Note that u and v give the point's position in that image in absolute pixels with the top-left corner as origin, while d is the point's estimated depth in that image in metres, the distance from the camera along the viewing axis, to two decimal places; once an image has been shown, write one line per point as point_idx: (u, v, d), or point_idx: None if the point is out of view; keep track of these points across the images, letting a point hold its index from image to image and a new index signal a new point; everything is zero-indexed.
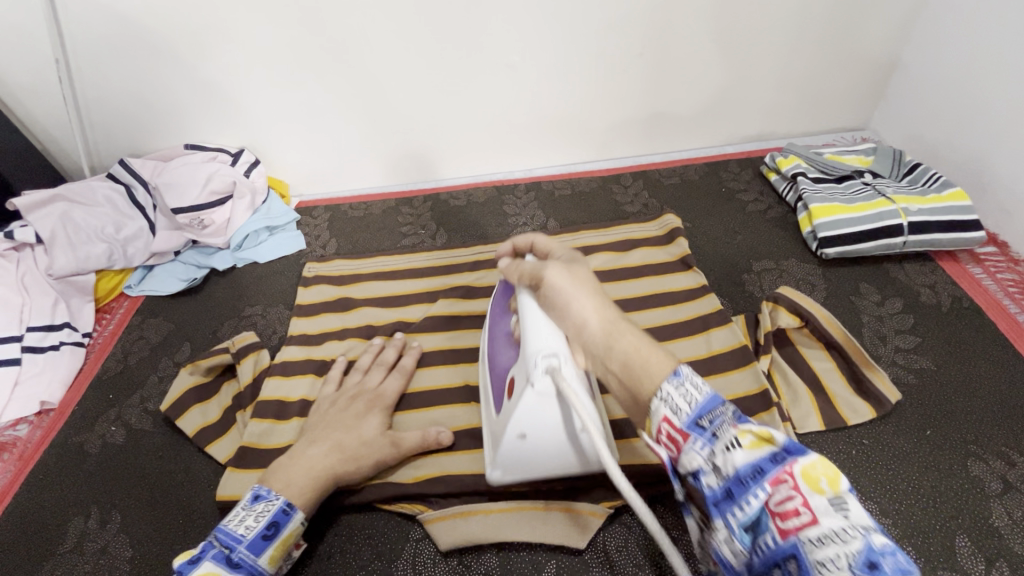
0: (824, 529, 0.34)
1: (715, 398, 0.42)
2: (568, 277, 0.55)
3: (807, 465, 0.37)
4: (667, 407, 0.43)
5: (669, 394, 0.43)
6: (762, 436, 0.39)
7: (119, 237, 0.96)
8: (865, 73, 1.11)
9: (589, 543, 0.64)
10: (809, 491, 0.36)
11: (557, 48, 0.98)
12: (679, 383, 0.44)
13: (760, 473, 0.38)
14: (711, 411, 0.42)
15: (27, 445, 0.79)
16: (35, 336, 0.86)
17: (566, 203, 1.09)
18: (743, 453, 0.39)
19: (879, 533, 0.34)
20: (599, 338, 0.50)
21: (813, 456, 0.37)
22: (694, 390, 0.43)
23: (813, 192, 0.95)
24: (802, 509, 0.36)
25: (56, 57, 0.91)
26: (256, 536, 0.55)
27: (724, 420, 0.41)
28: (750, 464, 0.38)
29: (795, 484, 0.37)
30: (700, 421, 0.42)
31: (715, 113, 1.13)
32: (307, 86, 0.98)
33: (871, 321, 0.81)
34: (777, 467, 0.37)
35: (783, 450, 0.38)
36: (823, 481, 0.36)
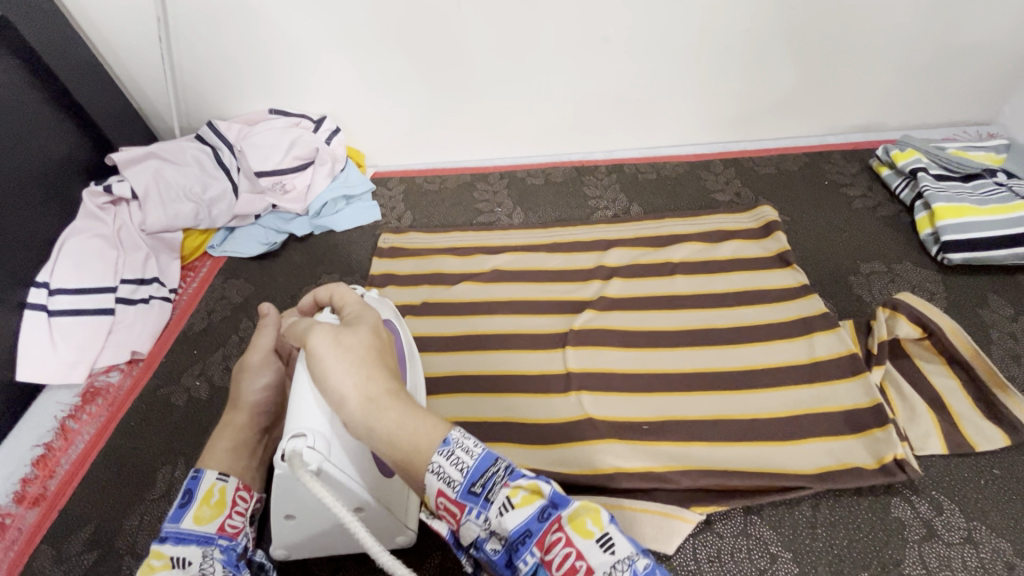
0: (599, 574, 0.35)
1: (489, 455, 0.40)
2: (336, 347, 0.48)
3: (569, 513, 0.38)
4: (441, 478, 0.39)
5: (439, 466, 0.39)
6: (532, 490, 0.38)
7: (205, 198, 0.97)
8: (1002, 61, 0.99)
9: (676, 549, 0.58)
10: (578, 536, 0.36)
11: (656, 24, 0.91)
12: (448, 449, 0.40)
13: (531, 534, 0.37)
14: (485, 473, 0.39)
15: (119, 392, 0.82)
16: (127, 288, 0.89)
17: (650, 187, 1.04)
18: (513, 514, 0.37)
19: (642, 557, 0.36)
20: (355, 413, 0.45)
21: (575, 502, 0.38)
22: (474, 444, 0.40)
23: (936, 190, 0.85)
24: (577, 561, 0.36)
25: (158, 16, 0.92)
26: (171, 511, 0.53)
27: (497, 481, 0.39)
28: (521, 528, 0.37)
29: (565, 537, 0.37)
30: (474, 487, 0.39)
31: (822, 98, 1.04)
32: (392, 56, 0.96)
33: (1002, 339, 0.73)
34: (547, 524, 0.37)
35: (549, 503, 0.38)
36: (590, 522, 0.37)
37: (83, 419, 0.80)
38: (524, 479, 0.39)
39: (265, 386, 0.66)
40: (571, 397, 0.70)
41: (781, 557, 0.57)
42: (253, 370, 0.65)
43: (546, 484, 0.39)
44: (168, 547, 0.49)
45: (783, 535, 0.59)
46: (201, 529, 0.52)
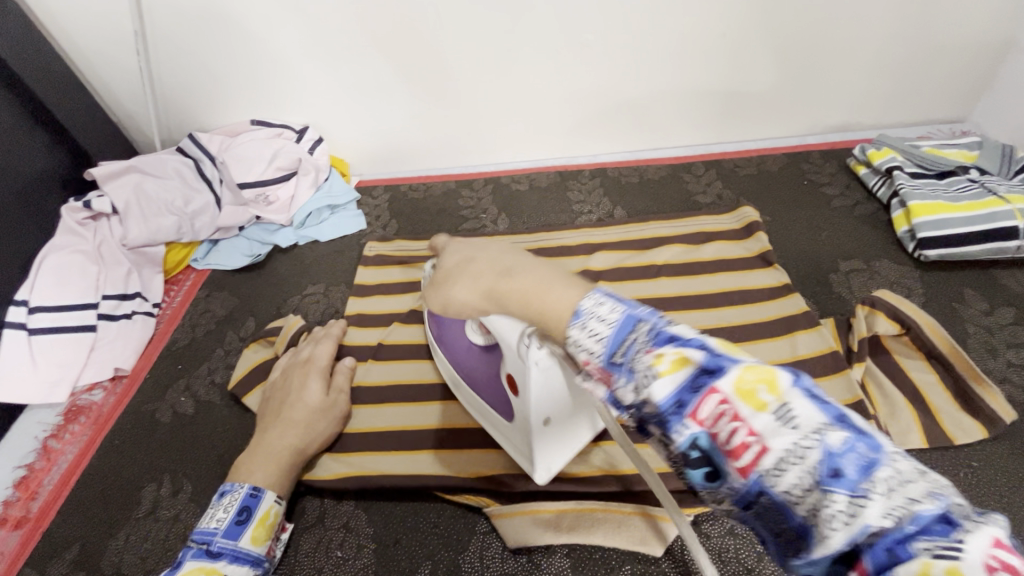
0: (777, 454, 0.27)
1: (628, 321, 0.34)
2: (470, 257, 0.49)
3: (730, 381, 0.29)
4: (582, 350, 0.36)
5: (578, 338, 0.36)
6: (681, 356, 0.31)
7: (187, 211, 0.96)
8: (973, 59, 1.01)
9: (664, 551, 0.59)
10: (746, 408, 0.28)
11: (636, 28, 0.92)
12: (581, 322, 0.36)
13: (683, 407, 0.30)
14: (625, 340, 0.34)
15: (102, 410, 0.81)
16: (109, 304, 0.88)
17: (633, 190, 1.05)
18: (660, 385, 0.31)
19: (836, 430, 0.27)
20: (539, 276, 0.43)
21: (740, 365, 0.30)
22: (607, 312, 0.35)
23: (911, 187, 0.87)
24: (748, 438, 0.28)
25: (135, 29, 0.91)
26: (228, 525, 0.56)
27: (637, 347, 0.33)
28: (670, 400, 0.30)
29: (730, 409, 0.29)
30: (617, 356, 0.34)
31: (799, 100, 1.05)
32: (373, 65, 0.96)
33: (979, 332, 0.74)
34: (699, 394, 0.30)
35: (701, 369, 0.30)
36: (760, 389, 0.29)
37: (65, 438, 0.78)
38: (669, 348, 0.32)
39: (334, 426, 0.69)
40: None
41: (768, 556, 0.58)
42: (336, 414, 0.69)
43: (694, 351, 0.31)
44: (223, 564, 0.53)
45: None
46: (255, 551, 0.57)
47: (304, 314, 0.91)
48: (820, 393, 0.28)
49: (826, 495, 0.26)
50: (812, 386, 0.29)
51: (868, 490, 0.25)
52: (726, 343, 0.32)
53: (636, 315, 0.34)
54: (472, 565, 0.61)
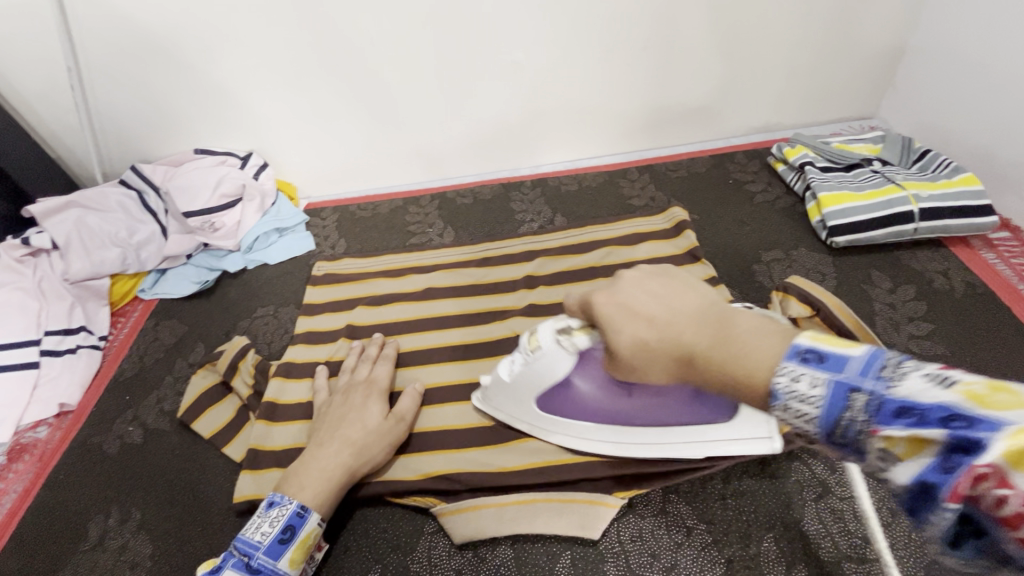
0: None
1: (842, 396, 0.37)
2: (643, 335, 0.48)
3: (985, 453, 0.30)
4: (805, 429, 0.39)
5: (783, 416, 0.40)
6: (913, 437, 0.33)
7: (132, 241, 0.97)
8: (874, 62, 1.10)
9: (602, 534, 0.63)
10: (1015, 475, 0.29)
11: (565, 43, 0.97)
12: (783, 403, 0.39)
13: (940, 487, 0.32)
14: (842, 419, 0.37)
15: (47, 447, 0.80)
16: (52, 340, 0.87)
17: (572, 197, 1.09)
18: (907, 466, 0.34)
19: None
20: (747, 329, 0.43)
21: (989, 432, 0.31)
22: (808, 389, 0.38)
23: (821, 181, 0.94)
24: (1020, 507, 0.29)
25: (69, 66, 0.93)
26: (271, 542, 0.56)
27: (861, 427, 0.36)
28: (923, 479, 0.33)
29: (991, 477, 0.30)
30: (844, 437, 0.37)
31: (722, 106, 1.12)
32: (312, 89, 0.99)
33: (884, 309, 0.81)
34: (953, 473, 0.32)
35: (945, 443, 0.32)
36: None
37: (9, 477, 0.77)
38: (903, 428, 0.34)
39: (389, 451, 0.67)
40: None
41: (696, 529, 0.62)
42: (394, 440, 0.67)
43: (934, 425, 0.32)
44: None
45: (697, 509, 0.64)
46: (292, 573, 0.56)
47: (254, 336, 0.92)
48: None
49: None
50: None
51: None
52: (977, 394, 0.32)
53: (848, 383, 0.37)
54: (421, 564, 0.63)
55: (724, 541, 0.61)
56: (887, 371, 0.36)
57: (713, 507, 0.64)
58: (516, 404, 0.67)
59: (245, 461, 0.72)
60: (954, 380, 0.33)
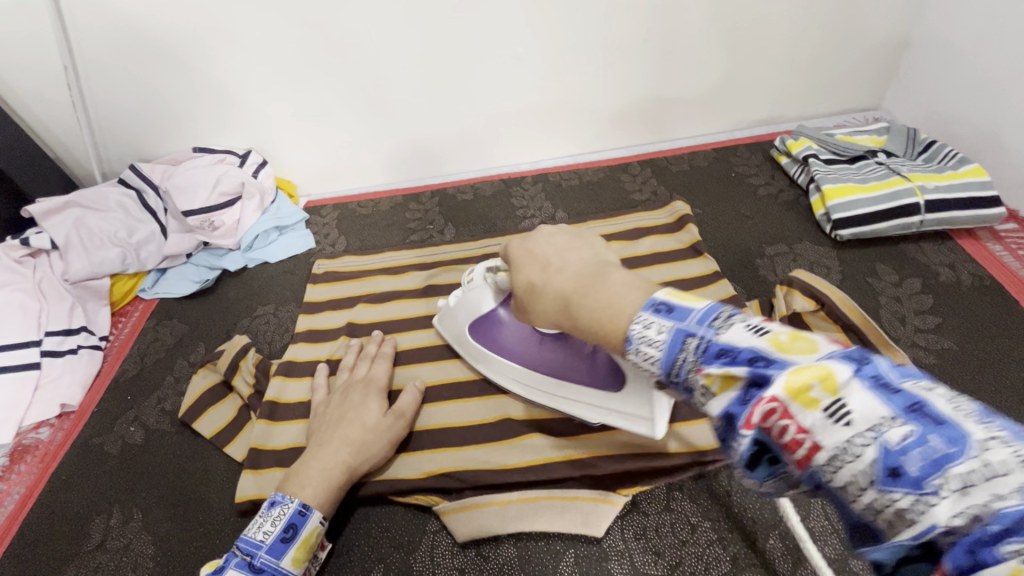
0: (829, 450, 0.26)
1: (679, 337, 0.33)
2: (533, 279, 0.49)
3: (781, 383, 0.28)
4: (644, 371, 0.36)
5: (637, 362, 0.36)
6: (726, 374, 0.31)
7: (132, 241, 0.96)
8: (879, 52, 1.08)
9: (606, 532, 0.62)
10: (796, 409, 0.27)
11: (565, 36, 0.96)
12: (635, 346, 0.36)
13: (734, 419, 0.30)
14: (676, 360, 0.33)
15: (49, 448, 0.80)
16: (53, 340, 0.87)
17: (574, 193, 1.09)
18: (715, 401, 0.31)
19: (898, 424, 0.25)
20: (617, 282, 0.42)
21: (787, 366, 0.29)
22: (655, 334, 0.34)
23: (825, 173, 0.93)
24: (799, 435, 0.28)
25: (65, 64, 0.92)
26: (274, 542, 0.55)
27: (687, 366, 0.33)
28: (726, 413, 0.30)
29: (781, 408, 0.28)
30: (671, 376, 0.34)
31: (724, 98, 1.11)
32: (311, 86, 0.98)
33: (890, 303, 0.81)
34: (748, 407, 0.29)
35: (750, 381, 0.30)
36: (813, 387, 0.27)
37: (11, 478, 0.77)
38: (718, 366, 0.31)
39: (389, 448, 0.66)
40: (501, 399, 0.73)
41: (701, 527, 0.62)
42: (394, 437, 0.67)
43: (741, 364, 0.30)
44: None
45: (701, 506, 0.63)
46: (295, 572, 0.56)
47: (255, 334, 0.91)
48: (888, 380, 0.27)
49: (886, 494, 0.25)
50: (877, 373, 0.27)
51: (938, 487, 0.23)
52: (781, 342, 0.30)
53: (684, 330, 0.33)
54: (423, 563, 0.63)
55: (729, 539, 0.61)
56: (718, 318, 0.33)
57: (718, 504, 0.63)
58: (459, 332, 0.74)
59: (247, 461, 0.72)
60: (765, 328, 0.31)
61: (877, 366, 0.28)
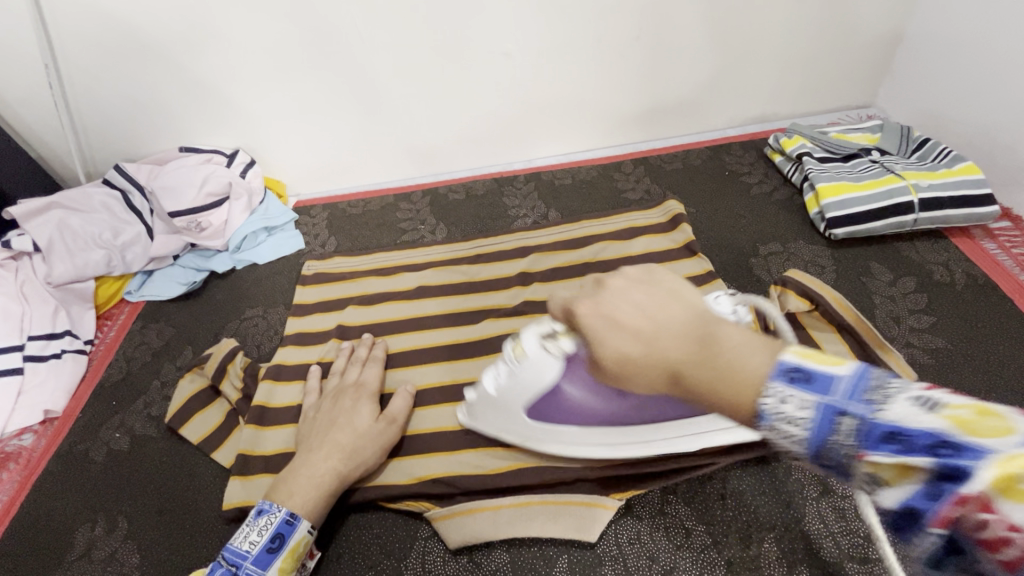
0: None
1: (832, 417, 0.34)
2: (625, 349, 0.45)
3: (977, 478, 0.28)
4: (791, 448, 0.37)
5: (775, 437, 0.37)
6: (901, 464, 0.31)
7: (116, 242, 0.94)
8: (873, 49, 1.07)
9: (599, 536, 0.61)
10: (1003, 503, 0.28)
11: (557, 33, 0.95)
12: (772, 424, 0.36)
13: (924, 511, 0.31)
14: (829, 442, 0.34)
15: (32, 455, 0.78)
16: (36, 344, 0.85)
17: (566, 191, 1.08)
18: (891, 491, 0.32)
19: None
20: (730, 342, 0.40)
21: (982, 458, 0.29)
22: (798, 412, 0.35)
23: (819, 171, 0.93)
24: (1007, 534, 0.27)
25: (46, 62, 0.90)
26: (259, 552, 0.54)
27: (846, 449, 0.34)
28: (907, 504, 0.31)
29: (980, 504, 0.28)
30: (827, 456, 0.35)
31: (717, 96, 1.10)
32: (299, 84, 0.96)
33: (884, 302, 0.80)
34: (937, 499, 0.30)
35: (931, 469, 0.30)
36: (1020, 480, 0.27)
37: None
38: (889, 454, 0.32)
39: (381, 453, 0.65)
40: None
41: (696, 530, 0.61)
42: (386, 442, 0.66)
43: (921, 453, 0.30)
44: None
45: (696, 509, 0.62)
46: None
47: (243, 337, 0.90)
48: None
49: None
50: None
51: None
52: (962, 420, 0.31)
53: (835, 407, 0.34)
54: (415, 570, 0.62)
55: (725, 543, 0.60)
56: (874, 392, 0.34)
57: (713, 507, 0.62)
58: (506, 419, 0.63)
59: (234, 467, 0.70)
60: (936, 404, 0.32)
61: None
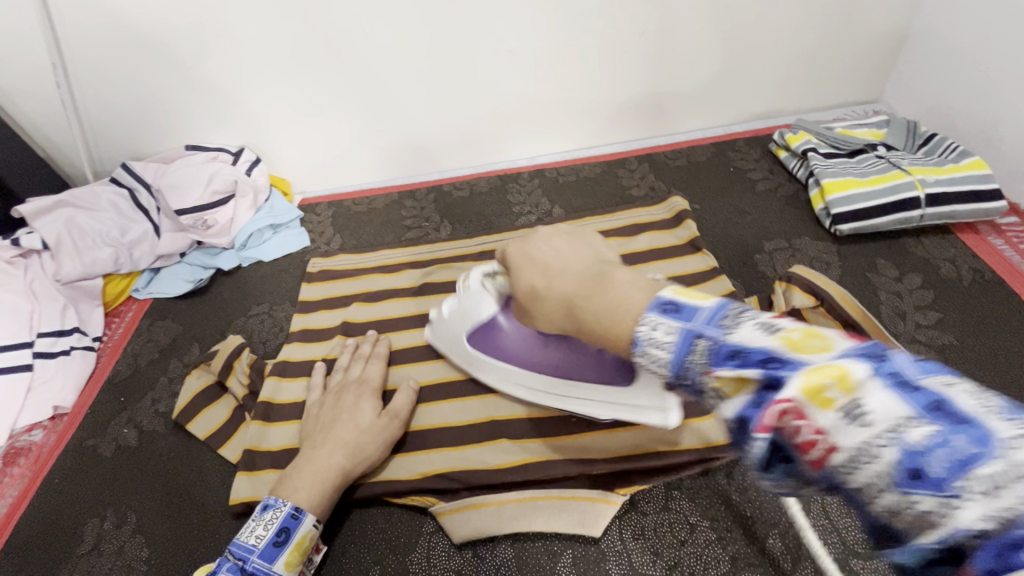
0: (847, 451, 0.27)
1: (688, 341, 0.35)
2: (535, 283, 0.52)
3: (796, 385, 0.29)
4: (656, 372, 0.37)
5: (646, 363, 0.37)
6: (738, 377, 0.32)
7: (124, 241, 0.95)
8: (879, 43, 1.07)
9: (604, 531, 0.62)
10: (812, 409, 0.28)
11: (561, 29, 0.95)
12: (642, 349, 0.37)
13: (749, 421, 0.31)
14: (686, 364, 0.35)
15: (42, 450, 0.79)
16: (46, 341, 0.86)
17: (570, 188, 1.08)
18: (729, 403, 0.32)
19: (920, 424, 0.26)
20: (622, 281, 0.43)
21: (802, 369, 0.29)
22: (664, 336, 0.36)
23: (824, 167, 0.92)
24: (814, 436, 0.28)
25: (53, 62, 0.90)
26: (264, 546, 0.55)
27: (698, 368, 0.34)
28: (740, 416, 0.32)
29: (796, 407, 0.29)
30: (684, 378, 0.35)
31: (722, 92, 1.10)
32: (304, 82, 0.97)
33: (890, 298, 0.80)
34: (763, 410, 0.30)
35: (763, 382, 0.31)
36: (829, 388, 0.28)
37: (5, 482, 0.77)
38: (730, 368, 0.32)
39: (384, 449, 0.66)
40: (495, 399, 0.72)
41: (700, 526, 0.61)
42: (389, 438, 0.66)
43: (754, 366, 0.31)
44: None
45: (700, 505, 0.62)
46: None
47: (249, 334, 0.90)
48: (907, 379, 0.27)
49: (906, 496, 0.26)
50: (895, 371, 0.28)
51: (962, 490, 0.24)
52: (794, 340, 0.31)
53: (693, 330, 0.35)
54: (420, 565, 0.62)
55: (729, 539, 0.60)
56: (728, 319, 0.34)
57: (717, 503, 0.63)
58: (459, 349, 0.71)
59: (241, 463, 0.71)
60: (777, 328, 0.32)
61: (894, 364, 0.28)
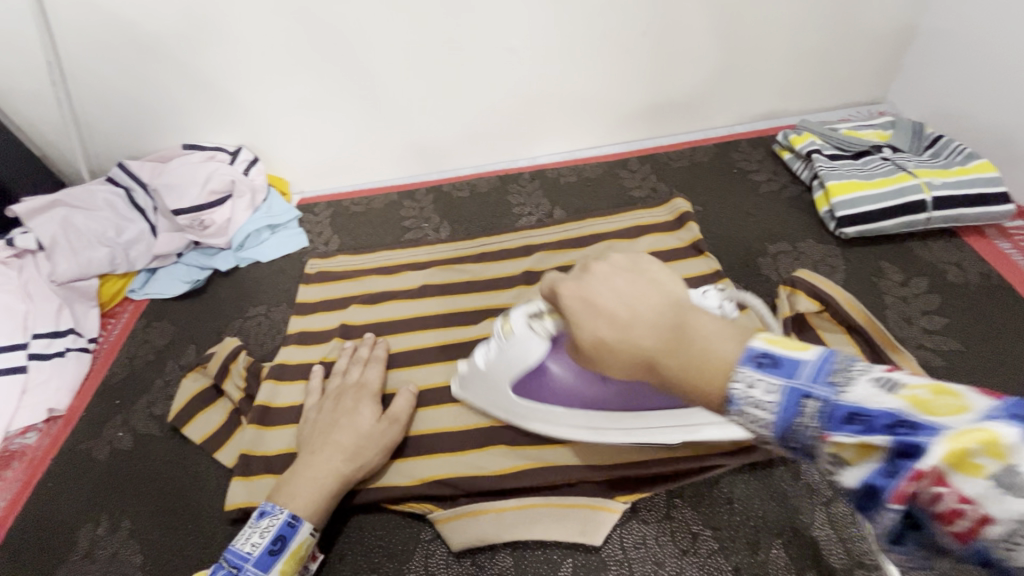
0: (1005, 521, 0.27)
1: (793, 398, 0.34)
2: (603, 334, 0.44)
3: (937, 456, 0.28)
4: (753, 431, 0.37)
5: (741, 420, 0.36)
6: (864, 444, 0.31)
7: (120, 241, 0.94)
8: (884, 43, 1.05)
9: (604, 540, 0.61)
10: (956, 478, 0.27)
11: (563, 28, 0.94)
12: (740, 408, 0.36)
13: (884, 491, 0.30)
14: (794, 425, 0.34)
15: (36, 453, 0.78)
16: (40, 343, 0.85)
17: (571, 189, 1.07)
18: (853, 471, 0.32)
19: None
20: (704, 327, 0.39)
21: (940, 435, 0.28)
22: (763, 395, 0.35)
23: (829, 169, 0.91)
24: (961, 506, 0.28)
25: (48, 59, 0.89)
26: (261, 554, 0.54)
27: (811, 432, 0.33)
28: (868, 484, 0.31)
29: (938, 479, 0.28)
30: (790, 439, 0.35)
31: (725, 92, 1.09)
32: (302, 81, 0.96)
33: (896, 303, 0.79)
34: (896, 480, 0.29)
35: (893, 449, 0.30)
36: (975, 453, 0.27)
37: None
38: (851, 436, 0.31)
39: (382, 454, 0.64)
40: None
41: (703, 535, 0.60)
42: (387, 443, 0.65)
43: (880, 432, 0.30)
44: None
45: (702, 513, 0.62)
46: None
47: (246, 336, 0.89)
48: None
49: None
50: None
51: None
52: (920, 398, 0.30)
53: (800, 390, 0.34)
54: (417, 573, 0.61)
55: (732, 549, 0.59)
56: (838, 373, 0.33)
57: (720, 512, 0.61)
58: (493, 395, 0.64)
59: (237, 468, 0.70)
60: (896, 383, 0.32)
61: None
